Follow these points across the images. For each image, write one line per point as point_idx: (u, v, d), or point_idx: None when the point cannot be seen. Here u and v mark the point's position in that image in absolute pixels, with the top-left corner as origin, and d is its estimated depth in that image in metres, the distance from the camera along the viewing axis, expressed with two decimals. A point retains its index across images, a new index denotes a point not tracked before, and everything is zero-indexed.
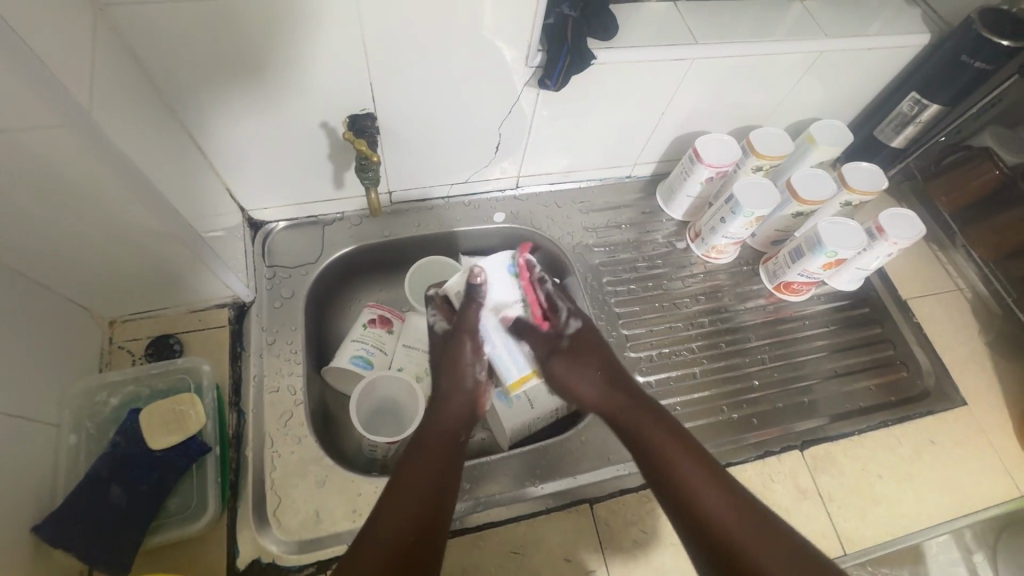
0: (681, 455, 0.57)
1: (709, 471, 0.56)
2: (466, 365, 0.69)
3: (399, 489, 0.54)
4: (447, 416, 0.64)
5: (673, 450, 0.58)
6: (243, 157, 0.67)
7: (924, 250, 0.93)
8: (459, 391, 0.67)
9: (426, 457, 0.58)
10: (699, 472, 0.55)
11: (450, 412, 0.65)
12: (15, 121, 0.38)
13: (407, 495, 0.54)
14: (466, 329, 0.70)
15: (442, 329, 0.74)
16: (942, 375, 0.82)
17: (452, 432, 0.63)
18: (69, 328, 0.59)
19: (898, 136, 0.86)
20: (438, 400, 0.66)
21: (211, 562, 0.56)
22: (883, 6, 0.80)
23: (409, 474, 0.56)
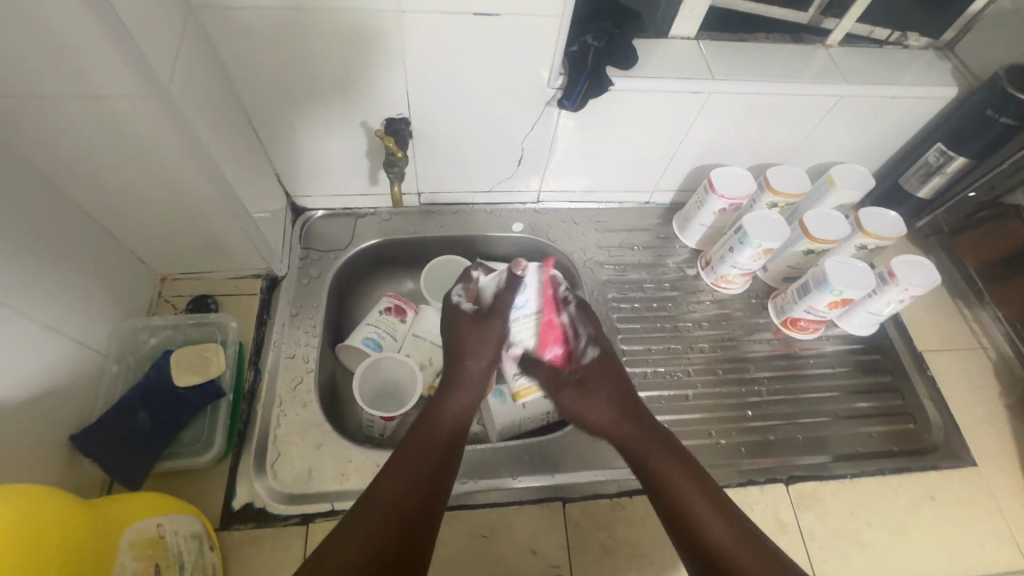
0: (687, 484, 0.57)
1: (712, 501, 0.56)
2: (493, 346, 0.71)
3: (394, 477, 0.55)
4: (467, 390, 0.68)
5: (680, 481, 0.58)
6: (292, 149, 0.76)
7: (948, 304, 0.91)
8: (481, 368, 0.70)
9: (436, 440, 0.60)
10: (705, 502, 0.56)
11: (468, 388, 0.68)
12: (112, 90, 0.47)
13: (400, 483, 0.55)
14: (499, 310, 0.73)
15: (468, 309, 0.74)
16: (951, 432, 0.79)
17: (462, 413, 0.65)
18: (127, 276, 0.68)
19: (923, 186, 0.86)
20: (457, 373, 0.69)
21: (211, 497, 0.63)
22: (913, 58, 0.82)
23: (405, 460, 0.57)
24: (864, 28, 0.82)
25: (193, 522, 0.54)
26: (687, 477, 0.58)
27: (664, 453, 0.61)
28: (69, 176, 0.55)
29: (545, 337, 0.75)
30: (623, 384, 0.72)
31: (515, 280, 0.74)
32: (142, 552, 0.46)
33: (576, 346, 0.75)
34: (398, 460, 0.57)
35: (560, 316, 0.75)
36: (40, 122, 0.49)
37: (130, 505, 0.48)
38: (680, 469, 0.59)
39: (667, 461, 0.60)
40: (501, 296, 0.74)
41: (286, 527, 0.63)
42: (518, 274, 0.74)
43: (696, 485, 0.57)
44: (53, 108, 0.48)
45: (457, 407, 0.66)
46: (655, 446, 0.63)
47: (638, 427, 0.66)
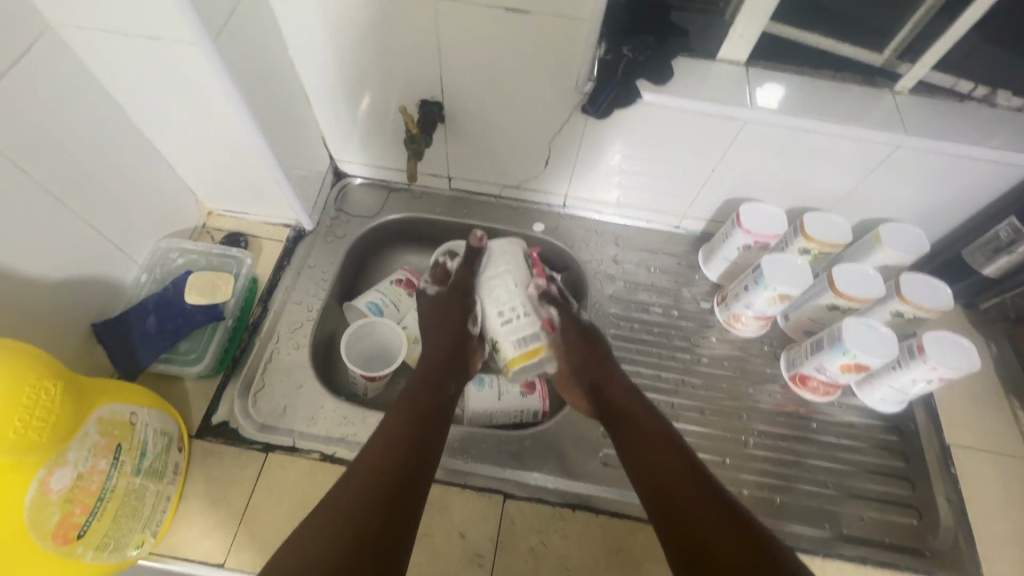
0: (681, 466, 0.57)
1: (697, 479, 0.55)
2: (455, 327, 0.76)
3: (376, 453, 0.56)
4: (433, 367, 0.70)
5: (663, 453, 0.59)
6: (338, 117, 0.82)
7: (999, 401, 0.80)
8: (447, 348, 0.73)
9: (405, 416, 0.61)
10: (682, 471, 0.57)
11: (441, 365, 0.71)
12: (170, 35, 0.55)
13: (380, 459, 0.56)
14: (465, 291, 0.80)
15: (433, 291, 0.82)
16: (962, 541, 0.70)
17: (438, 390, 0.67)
18: (175, 202, 0.78)
19: (989, 264, 0.77)
20: (428, 352, 0.73)
21: (195, 407, 0.70)
22: (1000, 118, 0.73)
23: (388, 437, 0.58)
24: (946, 78, 0.75)
25: (166, 421, 0.61)
26: (674, 458, 0.58)
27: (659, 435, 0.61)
28: (137, 105, 0.65)
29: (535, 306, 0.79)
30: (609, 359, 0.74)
31: (476, 253, 0.82)
32: (109, 429, 0.52)
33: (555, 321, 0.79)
34: (382, 437, 0.58)
35: (546, 285, 0.81)
36: (116, 53, 0.58)
37: (115, 389, 0.55)
38: (670, 454, 0.59)
39: (662, 446, 0.60)
40: (461, 271, 0.81)
41: (248, 451, 0.68)
42: (477, 247, 0.82)
43: (687, 470, 0.57)
44: (126, 43, 0.57)
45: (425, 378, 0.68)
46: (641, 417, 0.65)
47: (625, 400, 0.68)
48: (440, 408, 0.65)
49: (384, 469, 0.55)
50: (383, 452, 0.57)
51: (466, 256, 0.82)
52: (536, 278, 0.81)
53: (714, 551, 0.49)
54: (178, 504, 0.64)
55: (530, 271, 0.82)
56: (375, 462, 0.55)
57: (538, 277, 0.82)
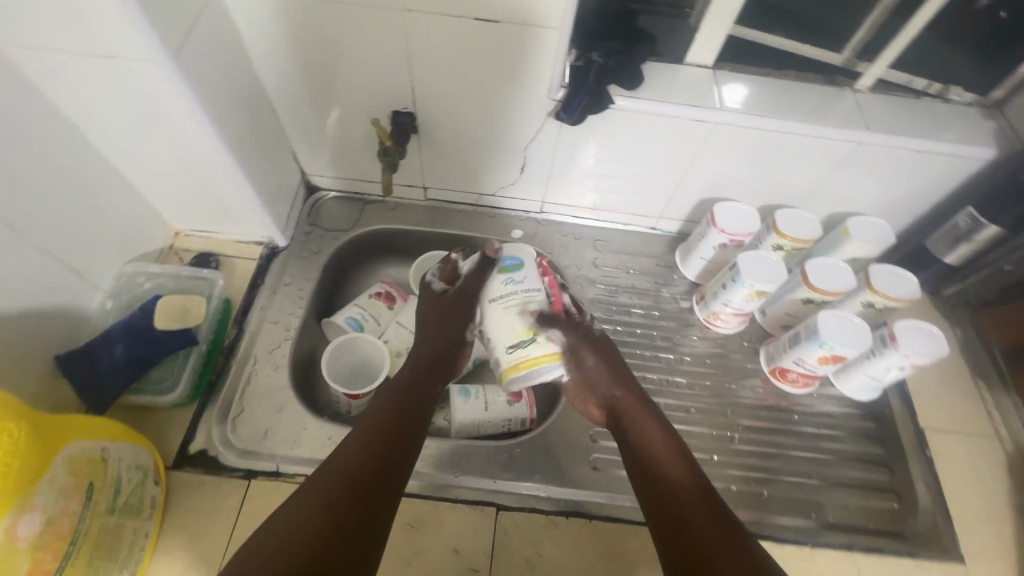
0: (688, 485, 0.57)
1: (709, 504, 0.55)
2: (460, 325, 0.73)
3: (348, 455, 0.55)
4: (421, 365, 0.69)
5: (677, 471, 0.58)
6: (308, 131, 0.81)
7: (967, 383, 0.83)
8: (443, 346, 0.72)
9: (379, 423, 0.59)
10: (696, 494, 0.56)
11: (431, 360, 0.70)
12: (127, 52, 0.53)
13: (353, 460, 0.55)
14: (470, 295, 0.74)
15: (439, 288, 0.76)
16: (941, 522, 0.72)
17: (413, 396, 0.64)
18: (139, 225, 0.75)
19: (950, 252, 0.80)
20: (422, 349, 0.71)
21: (171, 436, 0.67)
22: (954, 113, 0.76)
23: (363, 440, 0.57)
24: (902, 76, 0.78)
25: (141, 454, 0.58)
26: (686, 475, 0.58)
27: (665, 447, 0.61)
28: (95, 125, 0.62)
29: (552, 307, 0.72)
30: (625, 368, 0.71)
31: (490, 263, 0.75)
32: (79, 469, 0.50)
33: (579, 319, 0.73)
34: (353, 440, 0.57)
35: (563, 294, 0.74)
36: (70, 73, 0.55)
37: (86, 424, 0.53)
38: (681, 470, 0.59)
39: (674, 463, 0.59)
40: (471, 277, 0.75)
41: (230, 479, 0.66)
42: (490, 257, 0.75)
43: (697, 490, 0.57)
44: (80, 62, 0.54)
45: (414, 377, 0.67)
46: (655, 431, 0.63)
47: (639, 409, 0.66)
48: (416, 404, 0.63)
49: (356, 471, 0.54)
50: (359, 454, 0.55)
51: (482, 263, 0.75)
52: (555, 284, 0.74)
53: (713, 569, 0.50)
54: (158, 539, 0.61)
55: (547, 278, 0.74)
56: (346, 465, 0.54)
57: (558, 284, 0.74)
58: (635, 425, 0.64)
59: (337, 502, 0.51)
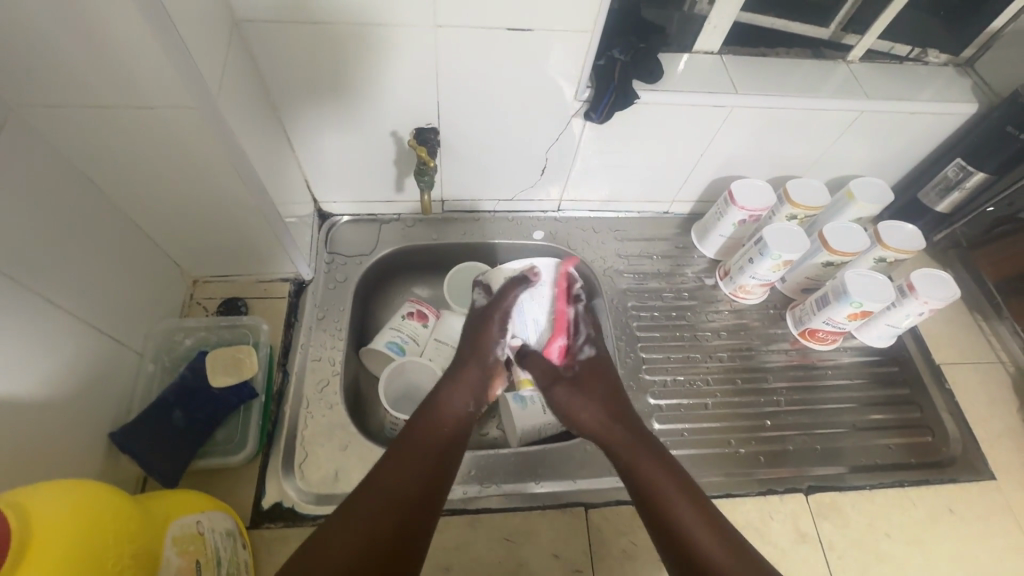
0: (693, 518, 0.56)
1: (713, 526, 0.55)
2: (491, 338, 0.69)
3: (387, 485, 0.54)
4: (458, 383, 0.66)
5: (673, 493, 0.58)
6: (322, 158, 0.78)
7: (966, 318, 0.92)
8: (480, 362, 0.68)
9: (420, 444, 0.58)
10: (695, 515, 0.56)
11: (467, 377, 0.66)
12: (163, 101, 0.49)
13: (394, 488, 0.54)
14: (501, 312, 0.69)
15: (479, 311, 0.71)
16: (970, 446, 0.80)
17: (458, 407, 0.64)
18: (161, 279, 0.70)
19: (942, 201, 0.87)
20: (456, 369, 0.67)
21: (242, 495, 0.64)
22: (934, 74, 0.82)
23: (401, 466, 0.56)
24: (885, 44, 0.83)
25: (227, 520, 0.56)
26: (683, 497, 0.57)
27: (668, 477, 0.59)
28: (114, 181, 0.58)
29: (552, 330, 0.72)
30: (612, 387, 0.71)
31: (523, 280, 0.69)
32: (185, 548, 0.47)
33: (573, 343, 0.74)
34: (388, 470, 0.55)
35: (570, 308, 0.73)
36: (94, 129, 0.51)
37: (173, 501, 0.50)
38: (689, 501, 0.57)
39: (678, 493, 0.58)
40: (505, 291, 0.69)
41: (315, 527, 0.64)
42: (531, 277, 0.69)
43: (706, 520, 0.56)
44: (106, 116, 0.50)
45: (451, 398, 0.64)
46: (645, 457, 0.61)
47: (626, 433, 0.64)
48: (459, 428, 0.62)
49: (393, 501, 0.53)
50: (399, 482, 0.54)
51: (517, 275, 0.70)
52: (564, 300, 0.71)
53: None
54: None
55: (559, 294, 0.71)
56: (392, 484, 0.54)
57: (567, 300, 0.72)
58: (625, 454, 0.63)
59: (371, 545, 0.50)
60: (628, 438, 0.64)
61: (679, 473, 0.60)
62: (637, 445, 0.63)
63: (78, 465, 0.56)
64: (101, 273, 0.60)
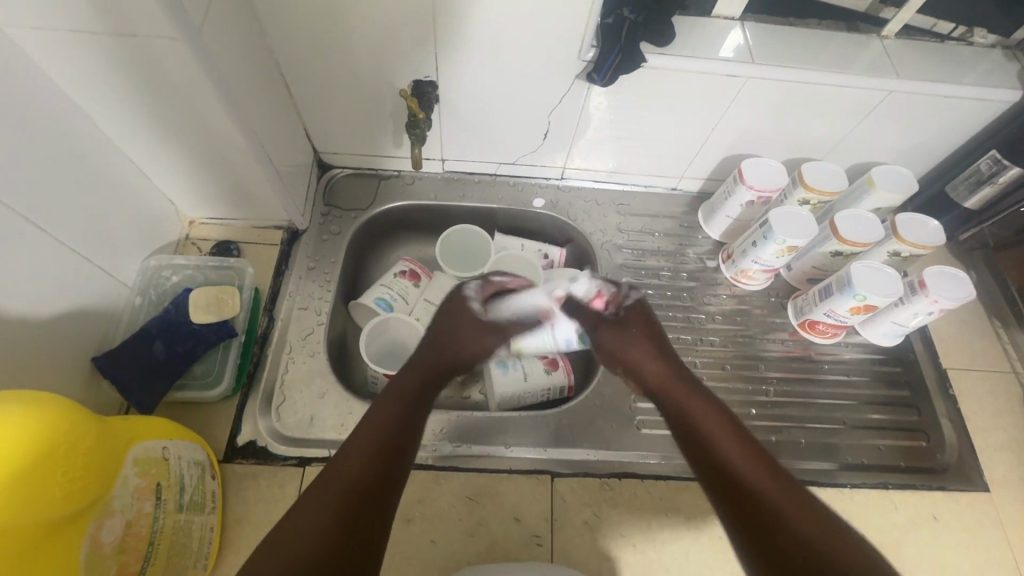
0: (759, 479, 0.43)
1: (771, 474, 0.44)
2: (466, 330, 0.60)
3: (355, 445, 0.44)
4: (429, 363, 0.55)
5: (721, 437, 0.47)
6: (320, 106, 0.77)
7: (983, 323, 0.87)
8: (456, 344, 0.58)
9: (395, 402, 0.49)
10: (747, 460, 0.45)
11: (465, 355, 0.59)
12: (145, 30, 0.48)
13: (366, 444, 0.45)
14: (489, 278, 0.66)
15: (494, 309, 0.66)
16: (966, 455, 0.77)
17: (433, 379, 0.54)
18: (155, 217, 0.72)
19: (971, 197, 0.82)
20: (450, 329, 0.59)
21: (216, 430, 0.66)
22: (978, 56, 0.76)
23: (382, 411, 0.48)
24: (927, 20, 0.77)
25: (197, 450, 0.58)
26: (738, 444, 0.46)
27: (720, 429, 0.48)
28: (105, 110, 0.58)
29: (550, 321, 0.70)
30: (662, 338, 0.59)
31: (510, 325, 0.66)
32: (145, 470, 0.50)
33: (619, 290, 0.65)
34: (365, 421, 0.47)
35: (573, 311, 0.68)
36: (80, 56, 0.51)
37: (141, 426, 0.52)
38: (747, 460, 0.45)
39: (738, 449, 0.46)
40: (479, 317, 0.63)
41: (284, 467, 0.65)
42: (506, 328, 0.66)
43: (771, 484, 0.43)
44: (91, 43, 0.50)
45: (441, 359, 0.56)
46: (692, 402, 0.52)
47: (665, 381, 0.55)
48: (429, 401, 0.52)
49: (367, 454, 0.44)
50: (368, 442, 0.45)
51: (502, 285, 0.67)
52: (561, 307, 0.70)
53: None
54: (222, 531, 0.61)
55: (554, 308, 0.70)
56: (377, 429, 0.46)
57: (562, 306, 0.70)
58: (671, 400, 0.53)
59: (342, 498, 0.41)
60: (673, 382, 0.54)
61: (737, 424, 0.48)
62: (681, 393, 0.53)
63: (61, 385, 0.58)
64: (91, 203, 0.61)
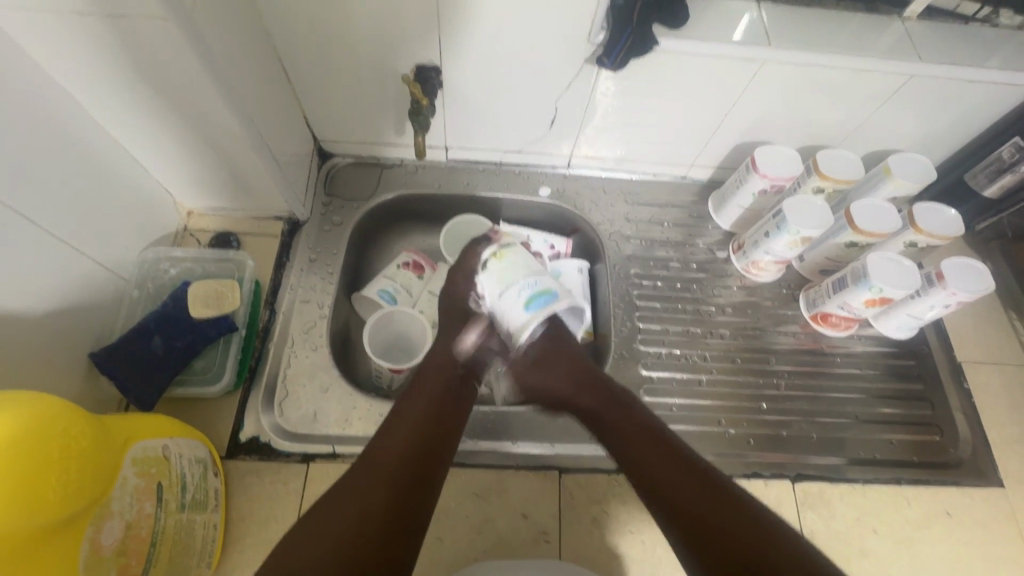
0: (683, 484, 0.51)
1: (692, 475, 0.51)
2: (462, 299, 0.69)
3: (371, 464, 0.50)
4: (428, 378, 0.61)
5: (649, 450, 0.55)
6: (319, 92, 0.75)
7: (999, 315, 0.85)
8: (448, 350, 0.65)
9: (402, 420, 0.55)
10: (673, 468, 0.52)
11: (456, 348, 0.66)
12: (134, 11, 0.46)
13: (387, 462, 0.50)
14: (466, 272, 0.71)
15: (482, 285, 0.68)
16: (981, 450, 0.75)
17: (440, 393, 0.59)
18: (151, 208, 0.70)
19: (992, 185, 0.80)
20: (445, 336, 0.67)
21: (218, 425, 0.65)
22: (1004, 39, 0.73)
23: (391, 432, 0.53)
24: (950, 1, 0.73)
25: (198, 447, 0.57)
26: (664, 452, 0.54)
27: (647, 442, 0.56)
28: (96, 97, 0.56)
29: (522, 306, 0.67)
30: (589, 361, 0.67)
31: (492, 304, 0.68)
32: (145, 470, 0.49)
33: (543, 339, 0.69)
34: (380, 447, 0.52)
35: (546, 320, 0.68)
36: (69, 40, 0.49)
37: (140, 424, 0.51)
38: (672, 466, 0.52)
39: (680, 473, 0.52)
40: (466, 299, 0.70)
41: (288, 464, 0.64)
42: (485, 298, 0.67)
43: (711, 495, 0.49)
44: (80, 26, 0.48)
45: (442, 375, 0.62)
46: (622, 419, 0.59)
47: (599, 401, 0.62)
48: (440, 415, 0.57)
49: (387, 476, 0.49)
50: (387, 462, 0.50)
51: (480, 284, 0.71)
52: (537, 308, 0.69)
53: (738, 560, 0.45)
54: (226, 528, 0.61)
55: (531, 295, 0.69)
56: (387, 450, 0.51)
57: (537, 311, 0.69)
58: (604, 418, 0.61)
59: (368, 514, 0.46)
60: (604, 402, 0.62)
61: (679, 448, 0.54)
62: (612, 410, 0.61)
63: (59, 381, 0.57)
64: (84, 194, 0.59)
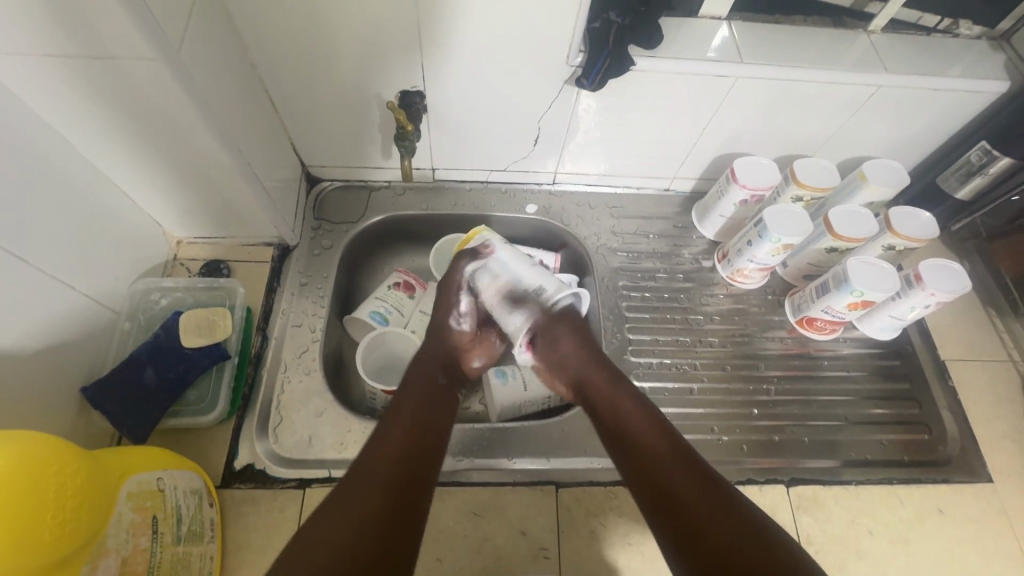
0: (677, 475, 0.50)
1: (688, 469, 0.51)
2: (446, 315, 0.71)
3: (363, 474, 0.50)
4: (413, 386, 0.62)
5: (646, 438, 0.55)
6: (306, 119, 0.76)
7: (978, 312, 0.88)
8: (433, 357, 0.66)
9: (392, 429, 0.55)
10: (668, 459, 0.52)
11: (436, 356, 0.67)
12: (122, 52, 0.47)
13: (379, 470, 0.51)
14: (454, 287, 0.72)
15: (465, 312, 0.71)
16: (969, 446, 0.77)
17: (428, 402, 0.60)
18: (141, 239, 0.71)
19: (963, 187, 0.82)
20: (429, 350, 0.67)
21: (212, 454, 0.65)
22: (966, 48, 0.76)
23: (381, 442, 0.54)
24: (912, 14, 0.77)
25: (193, 478, 0.57)
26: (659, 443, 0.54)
27: (645, 431, 0.55)
28: (84, 135, 0.57)
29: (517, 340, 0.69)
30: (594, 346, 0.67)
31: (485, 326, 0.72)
32: (140, 504, 0.49)
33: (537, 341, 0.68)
34: (373, 451, 0.52)
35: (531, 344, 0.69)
36: (58, 81, 0.50)
37: (133, 457, 0.51)
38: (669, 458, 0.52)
39: (675, 467, 0.51)
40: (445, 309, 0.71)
41: (284, 490, 0.64)
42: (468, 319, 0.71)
43: (705, 490, 0.49)
44: (68, 67, 0.49)
45: (428, 382, 0.63)
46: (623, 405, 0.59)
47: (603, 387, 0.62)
48: (430, 424, 0.58)
49: (382, 484, 0.49)
50: (378, 471, 0.50)
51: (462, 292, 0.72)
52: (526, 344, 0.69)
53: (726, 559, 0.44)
54: (223, 558, 0.60)
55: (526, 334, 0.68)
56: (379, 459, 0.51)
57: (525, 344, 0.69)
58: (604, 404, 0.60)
59: (365, 520, 0.46)
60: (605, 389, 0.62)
61: (675, 447, 0.53)
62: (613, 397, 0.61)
63: (50, 418, 0.57)
64: (72, 229, 0.60)
